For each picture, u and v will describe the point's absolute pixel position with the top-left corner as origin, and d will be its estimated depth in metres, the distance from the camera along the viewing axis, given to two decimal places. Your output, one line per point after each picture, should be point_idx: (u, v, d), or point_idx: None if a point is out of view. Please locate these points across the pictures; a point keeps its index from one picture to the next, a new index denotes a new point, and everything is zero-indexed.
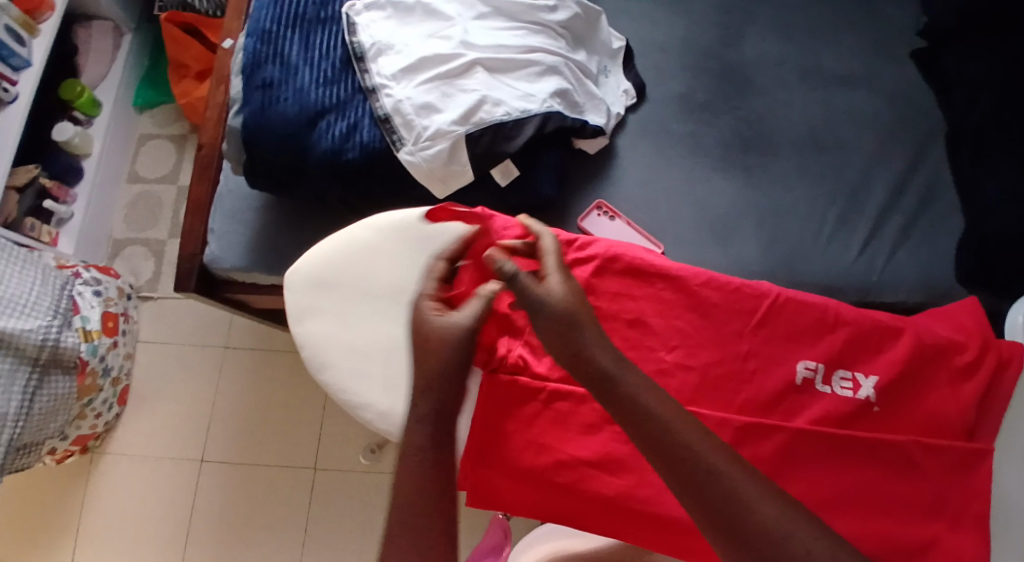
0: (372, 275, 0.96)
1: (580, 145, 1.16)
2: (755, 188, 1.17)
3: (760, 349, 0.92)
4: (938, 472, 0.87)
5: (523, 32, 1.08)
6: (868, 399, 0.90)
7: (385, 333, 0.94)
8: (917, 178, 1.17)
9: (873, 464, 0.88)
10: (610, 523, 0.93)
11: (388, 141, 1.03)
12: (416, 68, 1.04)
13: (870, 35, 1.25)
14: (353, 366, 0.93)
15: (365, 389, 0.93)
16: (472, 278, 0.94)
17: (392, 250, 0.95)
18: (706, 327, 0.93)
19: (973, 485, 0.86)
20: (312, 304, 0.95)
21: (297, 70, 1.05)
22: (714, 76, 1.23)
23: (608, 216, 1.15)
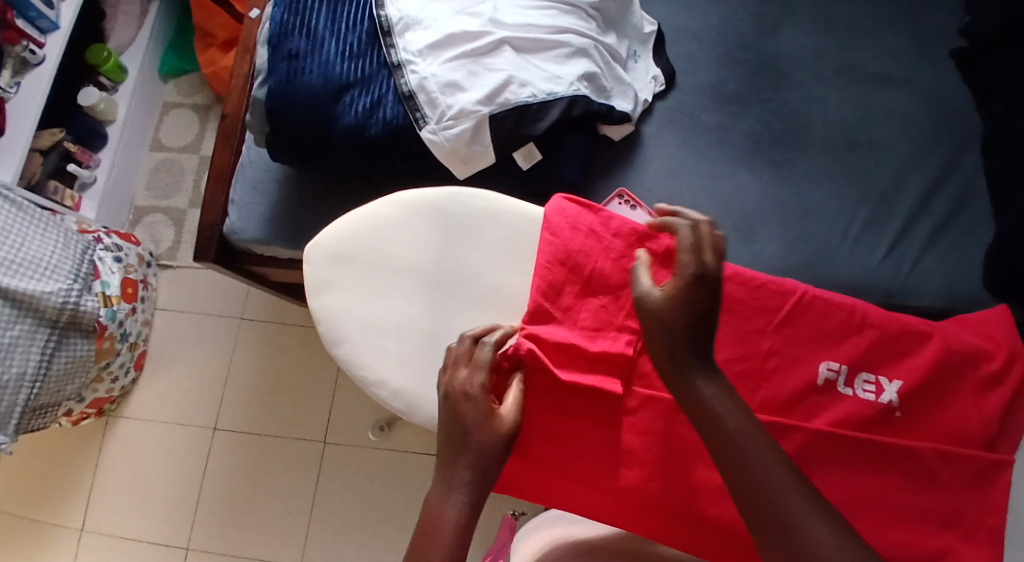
0: (391, 251, 0.94)
1: (605, 132, 1.14)
2: (782, 183, 1.14)
3: (782, 348, 0.90)
4: (955, 482, 0.85)
5: (554, 12, 1.06)
6: (890, 403, 0.88)
7: (401, 311, 0.92)
8: (950, 182, 1.14)
9: (889, 469, 0.86)
10: (630, 518, 0.88)
11: (411, 118, 1.01)
12: (443, 45, 1.02)
13: (911, 32, 1.21)
14: (368, 342, 0.92)
15: (381, 366, 0.92)
16: (492, 261, 0.93)
17: (413, 228, 0.94)
18: (729, 323, 0.91)
19: (991, 497, 0.84)
20: (329, 277, 0.93)
21: (323, 43, 1.04)
22: (747, 67, 1.20)
23: (629, 205, 1.10)
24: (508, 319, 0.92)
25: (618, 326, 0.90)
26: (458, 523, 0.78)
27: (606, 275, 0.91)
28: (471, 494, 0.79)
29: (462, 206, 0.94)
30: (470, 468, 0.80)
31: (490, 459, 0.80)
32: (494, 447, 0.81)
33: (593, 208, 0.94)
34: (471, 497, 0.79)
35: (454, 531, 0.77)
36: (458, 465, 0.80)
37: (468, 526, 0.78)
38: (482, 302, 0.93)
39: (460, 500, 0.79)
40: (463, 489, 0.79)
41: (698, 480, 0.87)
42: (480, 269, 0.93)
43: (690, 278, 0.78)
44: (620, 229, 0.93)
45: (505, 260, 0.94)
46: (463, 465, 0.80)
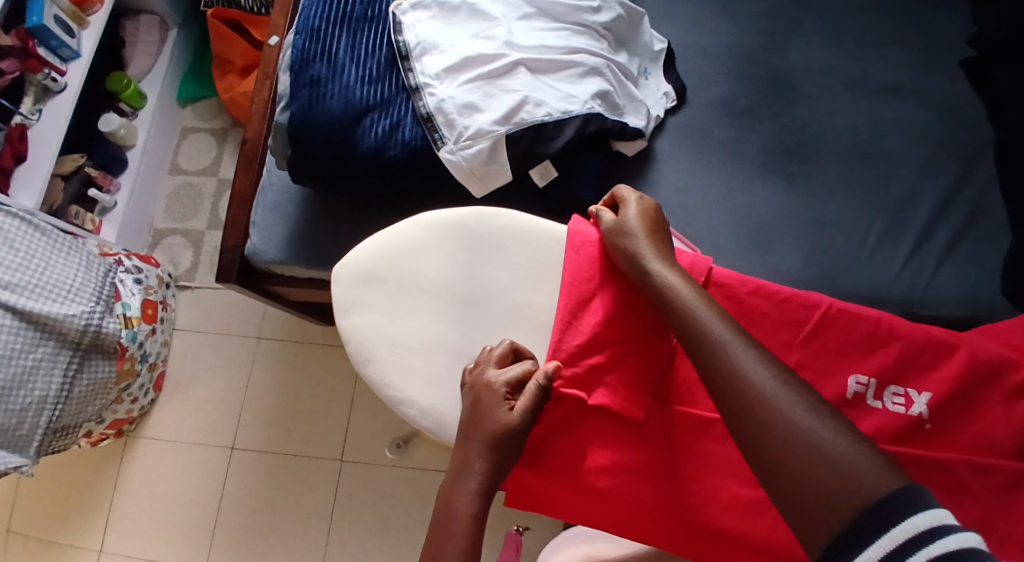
0: (416, 270, 0.95)
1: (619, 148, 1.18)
2: (794, 197, 1.17)
3: (808, 362, 0.91)
4: (985, 494, 0.85)
5: (566, 33, 1.12)
6: (920, 416, 0.89)
7: (426, 329, 0.94)
8: (964, 194, 1.14)
9: (921, 481, 0.86)
10: (656, 533, 0.88)
11: (429, 140, 1.03)
12: (460, 68, 1.04)
13: (922, 46, 1.23)
14: (392, 360, 0.93)
15: (408, 384, 0.93)
16: (516, 279, 0.95)
17: (438, 248, 0.96)
18: (756, 338, 0.92)
19: (1020, 508, 0.84)
20: (358, 297, 0.95)
21: (343, 69, 1.04)
22: (757, 84, 1.24)
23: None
24: (535, 337, 0.93)
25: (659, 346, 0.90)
26: (472, 508, 0.82)
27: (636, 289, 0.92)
28: (485, 479, 0.83)
29: (487, 225, 0.96)
30: (485, 459, 0.84)
31: (505, 449, 0.84)
32: (508, 439, 0.84)
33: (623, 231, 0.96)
34: (484, 482, 0.83)
35: (467, 521, 0.81)
36: (475, 453, 0.84)
37: (481, 509, 0.83)
38: (504, 319, 0.93)
39: (472, 487, 0.83)
40: (476, 477, 0.83)
41: (728, 495, 0.87)
42: (504, 287, 0.94)
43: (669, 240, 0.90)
44: None
45: (529, 277, 0.95)
46: (478, 455, 0.84)
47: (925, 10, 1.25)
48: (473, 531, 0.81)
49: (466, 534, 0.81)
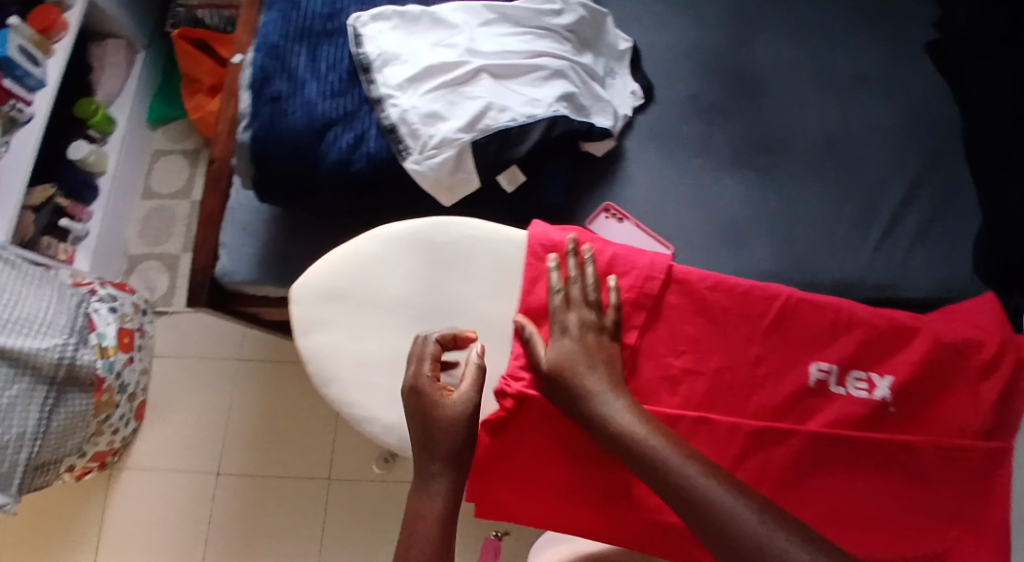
0: (378, 285, 0.93)
1: (588, 149, 1.18)
2: (765, 190, 1.17)
3: (771, 354, 0.90)
4: (954, 478, 0.85)
5: (529, 37, 1.11)
6: (883, 400, 0.88)
7: (390, 346, 0.92)
8: (933, 178, 1.14)
9: (881, 467, 0.86)
10: (622, 534, 0.89)
11: (394, 151, 1.01)
12: (422, 77, 1.03)
13: (885, 33, 1.23)
14: (362, 377, 0.91)
15: (373, 402, 0.91)
16: (477, 289, 0.93)
17: (403, 261, 0.94)
18: (717, 333, 0.91)
19: (989, 490, 0.84)
20: (320, 316, 0.92)
21: (304, 84, 1.02)
22: (724, 79, 1.24)
23: (616, 218, 1.16)
24: (498, 348, 0.92)
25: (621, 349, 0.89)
26: (437, 516, 0.79)
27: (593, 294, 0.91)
28: (444, 482, 0.81)
29: (449, 236, 0.94)
30: (441, 462, 0.81)
31: (458, 446, 0.82)
32: (456, 437, 0.82)
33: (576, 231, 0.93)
34: (444, 490, 0.81)
35: (437, 525, 0.79)
36: (429, 457, 0.82)
37: (446, 513, 0.80)
38: (472, 329, 0.92)
39: (437, 491, 0.81)
40: (438, 480, 0.81)
41: None
42: (467, 301, 0.93)
43: (589, 319, 0.87)
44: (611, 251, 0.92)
45: (491, 290, 0.93)
46: (433, 460, 0.82)
47: None
48: (442, 538, 0.78)
49: (435, 542, 0.78)
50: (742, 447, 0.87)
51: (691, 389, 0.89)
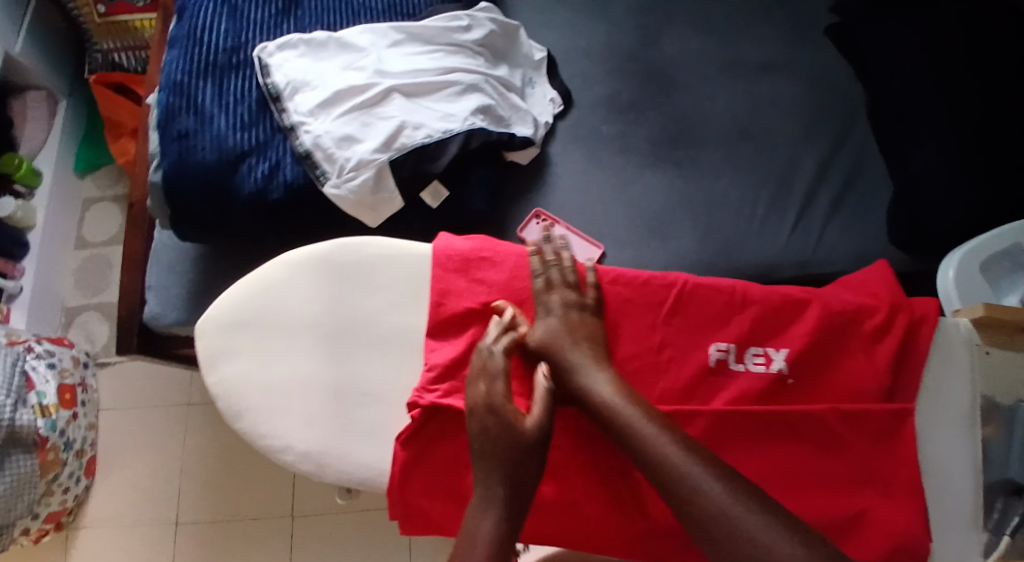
0: (284, 310, 0.89)
1: (514, 158, 1.19)
2: (686, 182, 1.19)
3: (674, 339, 0.90)
4: (864, 441, 0.87)
5: (440, 54, 1.13)
6: (781, 372, 0.89)
7: (300, 370, 0.88)
8: (843, 155, 1.17)
9: (791, 440, 0.87)
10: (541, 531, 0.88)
11: (311, 177, 1.01)
12: (333, 101, 1.03)
13: (785, 24, 1.28)
14: (275, 409, 0.86)
15: (287, 430, 0.86)
16: (385, 303, 0.90)
17: (306, 285, 0.89)
18: (621, 325, 0.91)
19: (898, 449, 0.87)
20: (225, 348, 0.88)
21: (212, 118, 1.01)
22: (637, 79, 1.28)
23: (546, 223, 1.17)
24: (409, 361, 0.89)
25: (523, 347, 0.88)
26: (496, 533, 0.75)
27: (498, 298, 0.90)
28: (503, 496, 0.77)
29: (352, 255, 0.90)
30: (501, 477, 0.78)
31: (523, 466, 0.79)
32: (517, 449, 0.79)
33: (472, 237, 0.92)
34: (500, 507, 0.76)
35: (489, 549, 0.74)
36: (493, 477, 0.78)
37: (509, 527, 0.76)
38: (385, 347, 0.89)
39: (495, 516, 0.76)
40: (496, 504, 0.77)
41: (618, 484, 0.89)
42: (375, 316, 0.89)
43: (572, 297, 0.89)
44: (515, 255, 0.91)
45: (400, 303, 0.90)
46: (492, 473, 0.78)
47: None
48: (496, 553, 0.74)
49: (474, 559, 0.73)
50: None
51: None
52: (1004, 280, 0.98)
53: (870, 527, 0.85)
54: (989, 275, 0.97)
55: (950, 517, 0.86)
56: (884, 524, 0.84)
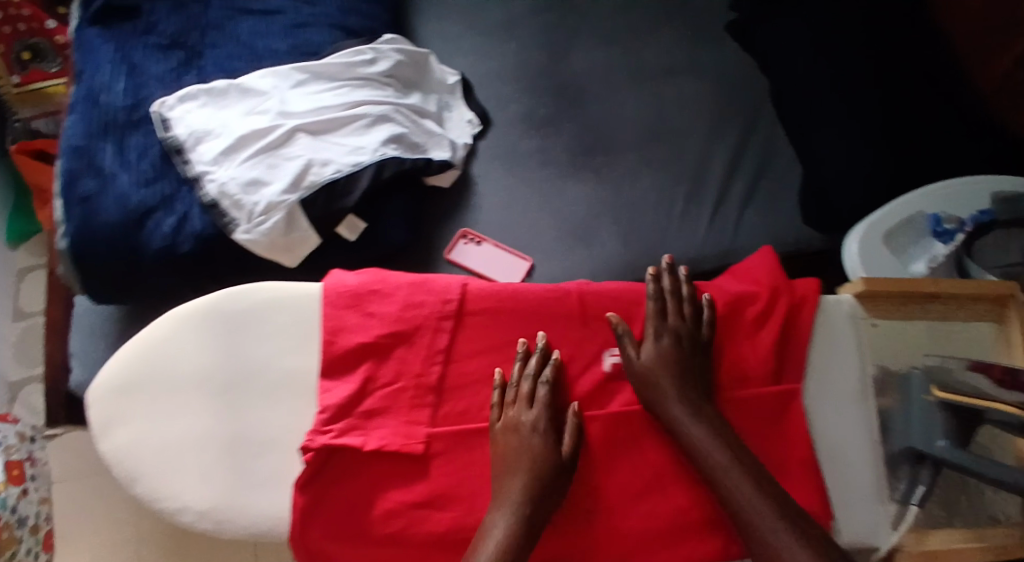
0: (168, 366, 0.80)
1: (436, 183, 1.19)
2: (607, 189, 1.20)
3: (567, 348, 0.85)
4: (752, 424, 0.85)
5: (346, 89, 1.12)
6: None
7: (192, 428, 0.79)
8: (752, 144, 1.21)
9: None
10: None
11: (220, 225, 1.00)
12: (237, 147, 1.03)
13: (686, 26, 1.31)
14: (163, 465, 0.78)
15: (179, 492, 0.77)
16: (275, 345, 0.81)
17: (189, 339, 0.81)
18: (516, 340, 0.84)
19: (787, 430, 0.85)
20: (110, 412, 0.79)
21: (114, 177, 1.01)
22: (549, 93, 1.29)
23: (475, 242, 1.18)
24: (301, 407, 0.79)
25: (418, 379, 0.80)
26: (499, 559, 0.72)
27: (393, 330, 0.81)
28: (520, 520, 0.74)
29: (238, 302, 0.82)
30: (524, 494, 0.75)
31: (551, 490, 0.77)
32: (549, 481, 0.77)
33: (360, 271, 0.81)
34: (510, 533, 0.73)
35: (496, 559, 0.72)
36: (516, 489, 0.76)
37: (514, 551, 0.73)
38: (277, 390, 0.80)
39: (506, 520, 0.74)
40: (511, 510, 0.75)
41: None
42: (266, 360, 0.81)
43: (676, 323, 0.85)
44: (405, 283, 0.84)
45: (290, 343, 0.81)
46: (512, 496, 0.75)
47: None
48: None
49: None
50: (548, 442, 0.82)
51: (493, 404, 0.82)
52: (911, 249, 0.97)
53: None
54: (894, 247, 0.97)
55: (850, 493, 0.84)
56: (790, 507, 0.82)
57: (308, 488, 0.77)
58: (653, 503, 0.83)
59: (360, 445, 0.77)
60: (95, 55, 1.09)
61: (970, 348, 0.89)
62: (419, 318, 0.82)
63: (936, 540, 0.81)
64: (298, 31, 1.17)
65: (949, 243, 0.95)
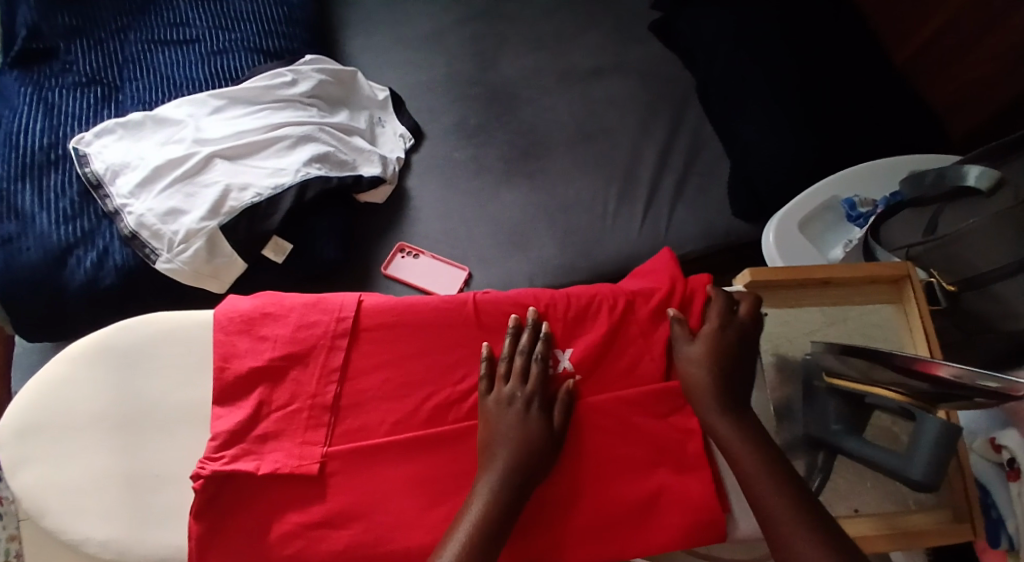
0: (68, 403, 0.79)
1: (367, 200, 1.18)
2: (541, 192, 1.19)
3: (462, 357, 0.80)
4: (650, 421, 0.80)
5: (266, 112, 1.13)
6: (569, 370, 0.80)
7: (90, 464, 0.77)
8: (680, 139, 1.22)
9: (588, 430, 0.79)
10: None
11: (141, 257, 1.01)
12: (153, 178, 1.04)
13: (611, 28, 1.33)
14: (69, 501, 0.76)
15: (81, 526, 0.75)
16: (168, 376, 0.80)
17: (87, 377, 0.79)
18: (410, 354, 0.80)
19: (684, 425, 0.80)
20: (11, 454, 0.77)
21: (33, 218, 1.02)
22: (481, 100, 1.27)
23: (412, 255, 1.16)
24: (193, 435, 0.78)
25: (313, 399, 0.78)
26: (470, 542, 0.68)
27: (285, 351, 0.79)
28: (498, 496, 0.71)
29: (131, 336, 0.81)
30: (509, 468, 0.72)
31: (540, 463, 0.74)
32: (533, 458, 0.73)
33: (255, 296, 0.82)
34: (488, 509, 0.70)
35: (472, 531, 0.69)
36: (500, 458, 0.73)
37: (487, 533, 0.69)
38: (171, 424, 0.78)
39: (490, 486, 0.72)
40: (496, 476, 0.72)
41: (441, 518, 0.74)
42: (157, 392, 0.79)
43: (741, 318, 0.81)
44: (297, 303, 0.81)
45: (180, 374, 0.80)
46: (494, 471, 0.72)
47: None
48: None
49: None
50: (444, 456, 0.77)
51: (387, 421, 0.78)
52: (829, 235, 1.08)
53: (668, 507, 0.77)
54: (812, 232, 1.07)
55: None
56: (683, 506, 0.77)
57: (203, 516, 0.73)
58: (539, 513, 0.77)
59: (253, 469, 0.74)
60: (12, 100, 1.10)
61: (868, 332, 0.86)
62: (312, 337, 0.79)
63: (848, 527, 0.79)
64: (216, 58, 1.19)
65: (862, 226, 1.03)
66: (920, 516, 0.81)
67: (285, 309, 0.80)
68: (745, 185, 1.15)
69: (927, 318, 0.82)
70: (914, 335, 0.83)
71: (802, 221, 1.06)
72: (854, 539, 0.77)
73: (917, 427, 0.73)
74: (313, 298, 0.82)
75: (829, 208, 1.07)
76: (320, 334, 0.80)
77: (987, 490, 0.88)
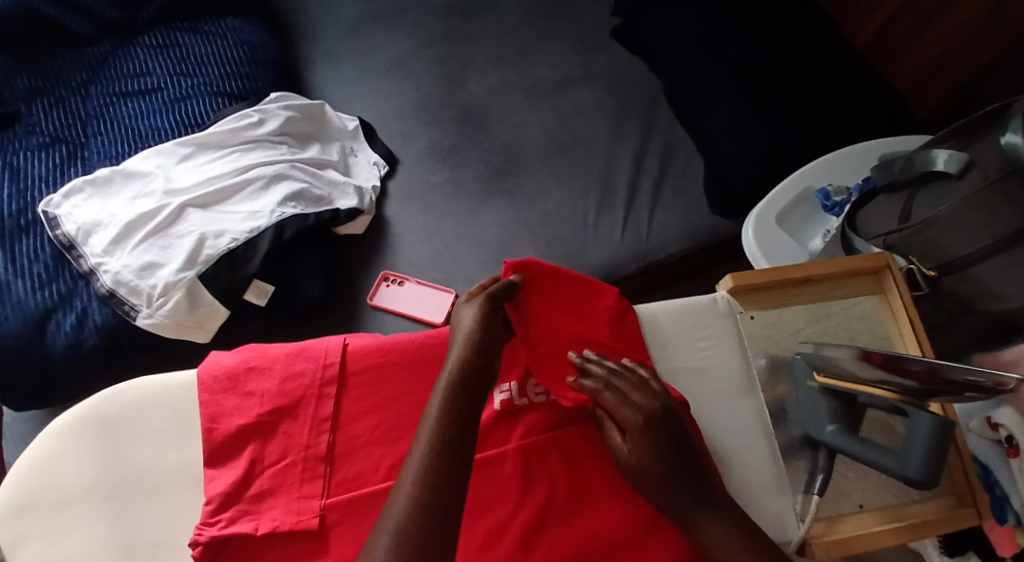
0: (60, 477, 0.77)
1: (348, 231, 1.17)
2: (519, 208, 1.18)
3: None
4: None
5: (236, 155, 1.12)
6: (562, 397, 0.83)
7: (87, 536, 0.76)
8: (654, 142, 1.22)
9: (586, 455, 0.80)
10: None
11: (121, 314, 1.00)
12: (126, 234, 1.02)
13: (574, 37, 1.32)
14: None
15: None
16: (159, 439, 0.79)
17: (78, 450, 0.78)
18: (402, 394, 0.80)
19: None
20: (8, 533, 0.76)
21: (9, 286, 1.00)
22: (452, 121, 1.26)
23: (397, 283, 1.15)
24: (188, 498, 0.77)
25: (307, 451, 0.77)
26: (438, 452, 0.68)
27: (276, 404, 0.78)
28: (456, 416, 0.70)
29: (115, 403, 0.80)
30: (450, 389, 0.72)
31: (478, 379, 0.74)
32: (481, 352, 0.75)
33: (237, 350, 0.82)
34: (440, 434, 0.69)
35: (423, 467, 0.67)
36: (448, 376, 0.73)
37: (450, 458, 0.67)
38: (162, 489, 0.77)
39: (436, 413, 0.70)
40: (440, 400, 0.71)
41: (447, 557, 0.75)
42: (148, 458, 0.78)
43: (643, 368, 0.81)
44: (283, 353, 0.81)
45: (169, 438, 0.79)
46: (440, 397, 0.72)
47: (567, 6, 1.36)
48: (436, 478, 0.66)
49: (412, 517, 0.64)
50: None
51: (385, 461, 0.77)
52: (807, 227, 1.07)
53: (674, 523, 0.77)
54: (790, 225, 1.07)
55: (759, 488, 0.81)
56: None
57: None
58: (543, 542, 0.76)
59: (251, 531, 0.73)
60: None
61: (855, 326, 0.87)
62: (300, 388, 0.79)
63: (845, 527, 0.80)
64: (178, 105, 1.18)
65: (839, 214, 1.02)
66: (921, 505, 0.81)
67: (272, 362, 0.80)
68: (721, 184, 1.15)
69: (913, 308, 0.85)
70: (900, 324, 0.86)
71: (779, 216, 1.06)
72: (866, 541, 0.78)
73: (911, 423, 0.74)
74: (297, 346, 0.82)
75: (804, 199, 1.07)
76: (308, 385, 0.79)
77: (987, 468, 0.82)
